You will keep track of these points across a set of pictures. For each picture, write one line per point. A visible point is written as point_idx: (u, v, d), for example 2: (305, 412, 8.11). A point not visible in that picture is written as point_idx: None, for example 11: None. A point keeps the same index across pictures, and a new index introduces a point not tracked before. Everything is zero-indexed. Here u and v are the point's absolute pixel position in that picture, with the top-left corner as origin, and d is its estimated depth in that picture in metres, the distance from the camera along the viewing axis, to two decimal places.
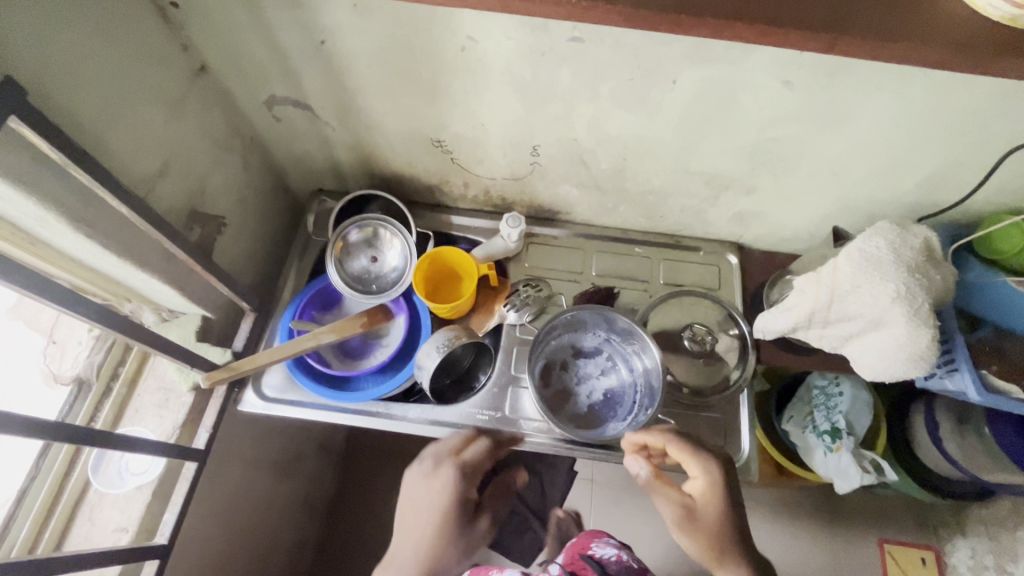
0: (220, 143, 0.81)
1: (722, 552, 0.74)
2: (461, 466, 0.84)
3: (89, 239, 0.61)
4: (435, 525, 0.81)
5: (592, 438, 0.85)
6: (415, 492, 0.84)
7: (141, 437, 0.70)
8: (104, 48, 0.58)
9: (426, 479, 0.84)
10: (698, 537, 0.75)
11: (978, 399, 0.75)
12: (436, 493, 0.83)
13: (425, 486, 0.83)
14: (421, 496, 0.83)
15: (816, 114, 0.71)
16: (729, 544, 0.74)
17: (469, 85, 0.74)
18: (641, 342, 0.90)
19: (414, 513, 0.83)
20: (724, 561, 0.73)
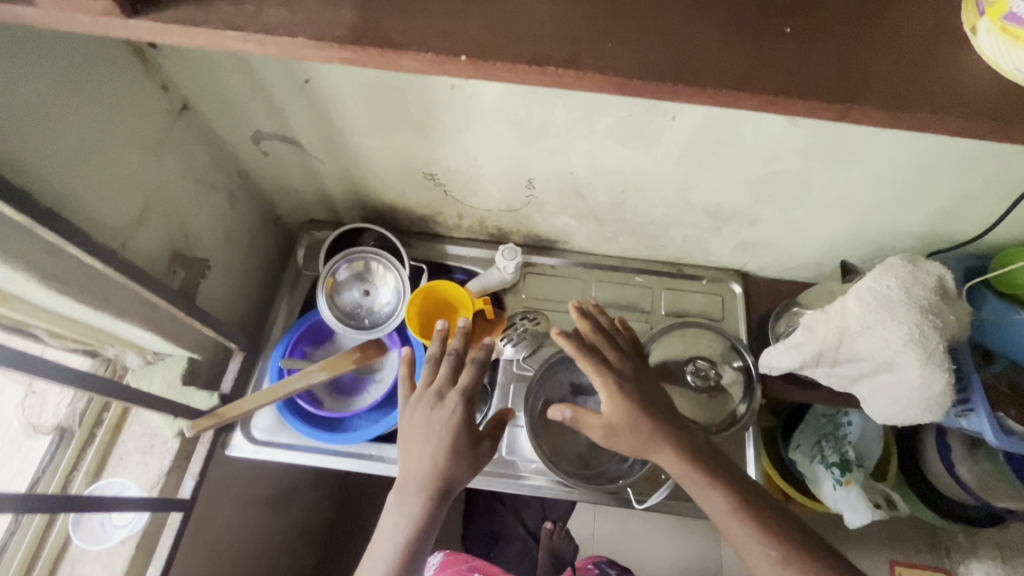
0: (203, 182, 0.78)
1: (657, 447, 0.65)
2: (464, 393, 0.70)
3: (62, 295, 0.58)
4: (447, 437, 0.66)
5: (594, 486, 0.83)
6: (409, 430, 0.68)
7: (112, 500, 0.68)
8: (76, 98, 0.55)
9: (430, 409, 0.69)
10: (616, 437, 0.66)
11: (997, 444, 0.71)
12: (437, 444, 0.66)
13: (420, 442, 0.66)
14: (418, 446, 0.67)
15: (823, 149, 0.68)
16: (687, 468, 0.63)
17: (460, 121, 0.72)
18: None
19: (411, 445, 0.67)
20: (662, 452, 0.64)
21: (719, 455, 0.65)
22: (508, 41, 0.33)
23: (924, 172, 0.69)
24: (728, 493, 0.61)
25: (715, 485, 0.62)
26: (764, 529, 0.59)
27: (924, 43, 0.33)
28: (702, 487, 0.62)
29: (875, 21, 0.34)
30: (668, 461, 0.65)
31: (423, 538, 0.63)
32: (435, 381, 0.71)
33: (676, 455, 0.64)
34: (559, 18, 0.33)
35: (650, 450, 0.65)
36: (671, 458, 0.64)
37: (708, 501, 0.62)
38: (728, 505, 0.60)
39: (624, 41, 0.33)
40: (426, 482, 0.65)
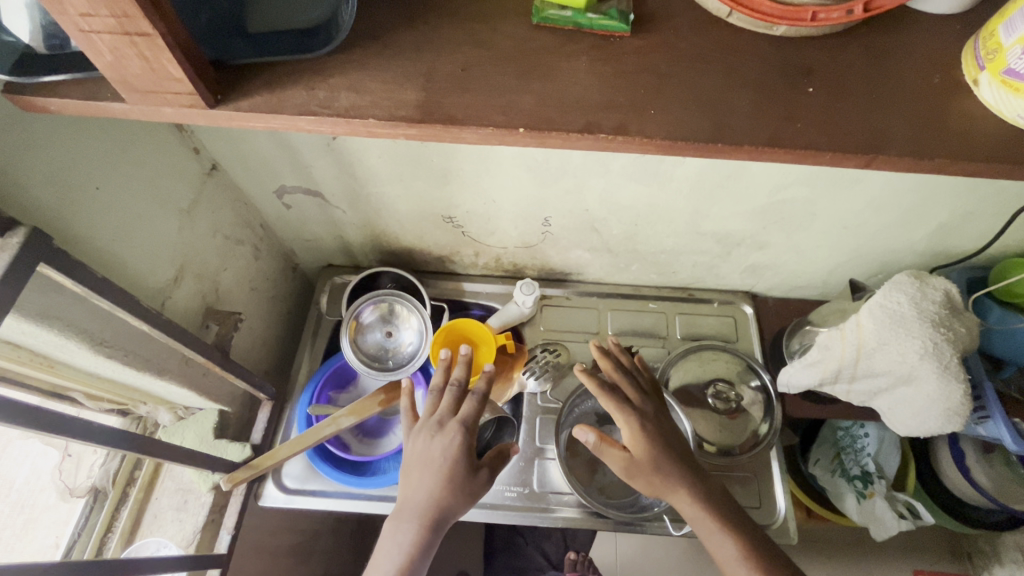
0: (232, 237, 0.80)
1: (672, 490, 0.66)
2: (465, 423, 0.68)
3: (109, 358, 0.60)
4: (445, 467, 0.64)
5: (633, 515, 0.83)
6: (409, 458, 0.66)
7: (157, 557, 0.68)
8: (123, 171, 0.58)
9: (431, 438, 0.66)
10: (634, 476, 0.67)
11: (1017, 450, 0.73)
12: (436, 472, 0.64)
13: (418, 471, 0.64)
14: (416, 474, 0.64)
15: (826, 178, 0.72)
16: (701, 514, 0.65)
17: (479, 169, 0.75)
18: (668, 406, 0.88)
19: (410, 475, 0.65)
20: (678, 492, 0.66)
21: (730, 501, 0.67)
22: (559, 113, 0.36)
23: (923, 195, 0.73)
24: (736, 538, 0.63)
25: (726, 529, 0.64)
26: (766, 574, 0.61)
27: (929, 96, 0.37)
28: (711, 532, 0.64)
29: (882, 80, 0.38)
30: (680, 506, 0.66)
31: (417, 569, 0.60)
32: (438, 410, 0.69)
33: (689, 496, 0.66)
34: (602, 90, 0.37)
35: (666, 490, 0.66)
36: (684, 502, 0.66)
37: (720, 546, 0.64)
38: (735, 550, 0.63)
39: (664, 108, 0.36)
40: (422, 511, 0.62)
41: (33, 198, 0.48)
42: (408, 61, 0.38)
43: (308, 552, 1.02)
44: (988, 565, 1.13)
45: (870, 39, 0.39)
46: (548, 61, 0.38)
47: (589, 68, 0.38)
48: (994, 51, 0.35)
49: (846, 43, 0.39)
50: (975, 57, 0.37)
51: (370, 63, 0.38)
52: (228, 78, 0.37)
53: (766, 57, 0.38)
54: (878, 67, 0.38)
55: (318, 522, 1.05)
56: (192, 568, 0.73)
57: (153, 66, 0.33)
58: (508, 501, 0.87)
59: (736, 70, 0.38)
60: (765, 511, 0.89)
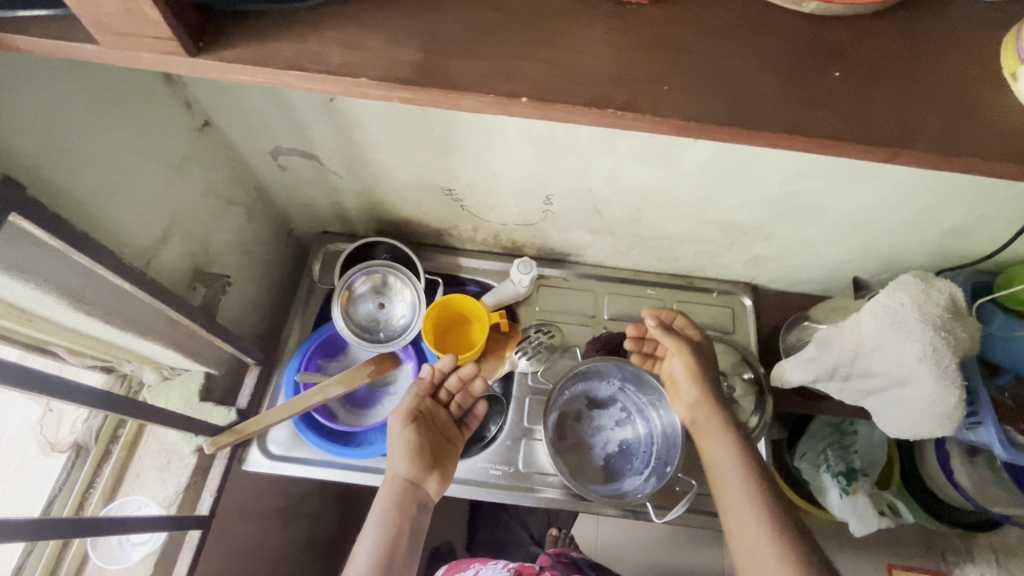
0: (224, 197, 0.78)
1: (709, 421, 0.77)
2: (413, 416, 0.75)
3: (89, 316, 0.58)
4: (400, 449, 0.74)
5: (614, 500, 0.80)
6: (391, 442, 0.74)
7: (135, 516, 0.67)
8: (108, 124, 0.55)
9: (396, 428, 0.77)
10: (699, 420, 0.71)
11: (1006, 458, 0.72)
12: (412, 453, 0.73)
13: (397, 452, 0.73)
14: (395, 455, 0.74)
15: (841, 171, 0.69)
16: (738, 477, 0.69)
17: (483, 140, 0.72)
18: (657, 393, 0.87)
19: (393, 454, 0.73)
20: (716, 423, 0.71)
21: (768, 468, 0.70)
22: (567, 83, 0.33)
23: (938, 195, 0.71)
24: (756, 497, 0.66)
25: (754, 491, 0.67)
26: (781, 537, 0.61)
27: (963, 88, 0.35)
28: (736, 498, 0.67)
29: (919, 71, 0.35)
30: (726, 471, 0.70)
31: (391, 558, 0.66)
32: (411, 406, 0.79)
33: (735, 457, 0.71)
34: (616, 61, 0.34)
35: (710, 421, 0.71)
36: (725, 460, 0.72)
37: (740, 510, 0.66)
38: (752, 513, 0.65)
39: (681, 86, 0.34)
40: (399, 491, 0.71)
41: (13, 144, 0.45)
42: (408, 17, 0.35)
43: (292, 516, 1.03)
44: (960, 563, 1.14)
45: (907, 23, 0.37)
46: (559, 27, 0.35)
47: (604, 36, 0.35)
48: None
49: (883, 27, 0.36)
50: (1018, 50, 0.34)
51: (368, 17, 0.35)
52: (211, 25, 0.34)
53: (795, 36, 0.36)
54: (913, 54, 0.36)
55: (305, 488, 1.06)
56: (171, 529, 0.72)
57: (126, 5, 0.30)
58: (492, 479, 0.87)
59: (761, 48, 0.35)
60: None
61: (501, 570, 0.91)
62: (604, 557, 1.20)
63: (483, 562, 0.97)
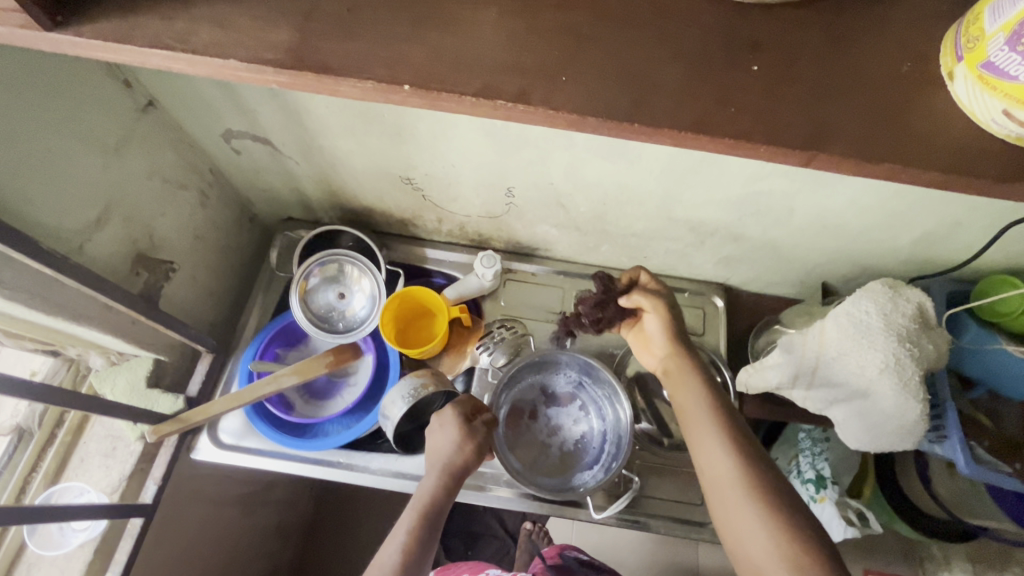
0: (172, 180, 0.76)
1: (683, 397, 0.65)
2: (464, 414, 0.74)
3: (9, 300, 0.56)
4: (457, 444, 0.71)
5: (559, 495, 0.79)
6: (441, 434, 0.72)
7: (69, 504, 0.66)
8: (26, 103, 0.53)
9: (444, 420, 0.73)
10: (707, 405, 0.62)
11: (967, 472, 0.69)
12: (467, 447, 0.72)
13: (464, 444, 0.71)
14: (447, 447, 0.71)
15: (806, 171, 0.66)
16: (729, 466, 0.57)
17: (435, 128, 0.69)
18: (612, 388, 0.86)
19: (442, 446, 0.71)
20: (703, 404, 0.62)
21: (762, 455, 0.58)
22: (453, 70, 0.31)
23: (909, 199, 0.68)
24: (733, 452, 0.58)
25: (750, 486, 0.55)
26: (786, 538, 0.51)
27: (895, 88, 0.32)
28: (721, 468, 0.57)
29: (846, 65, 0.32)
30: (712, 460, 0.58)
31: (427, 544, 0.64)
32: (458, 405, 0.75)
33: (717, 439, 0.59)
34: (509, 47, 0.31)
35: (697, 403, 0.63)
36: (710, 445, 0.59)
37: (734, 505, 0.55)
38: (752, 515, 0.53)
39: (578, 76, 0.31)
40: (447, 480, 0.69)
41: None
42: None
43: (253, 504, 1.02)
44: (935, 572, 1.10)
45: (839, 12, 0.33)
46: (453, 9, 0.32)
47: (500, 19, 0.32)
48: (974, 39, 0.29)
49: (812, 16, 0.33)
50: (956, 45, 0.31)
51: None
52: None
53: (713, 25, 0.33)
54: (844, 48, 0.32)
55: (272, 476, 1.06)
56: (111, 517, 0.71)
57: None
58: None
59: (673, 37, 0.32)
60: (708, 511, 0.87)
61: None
62: None
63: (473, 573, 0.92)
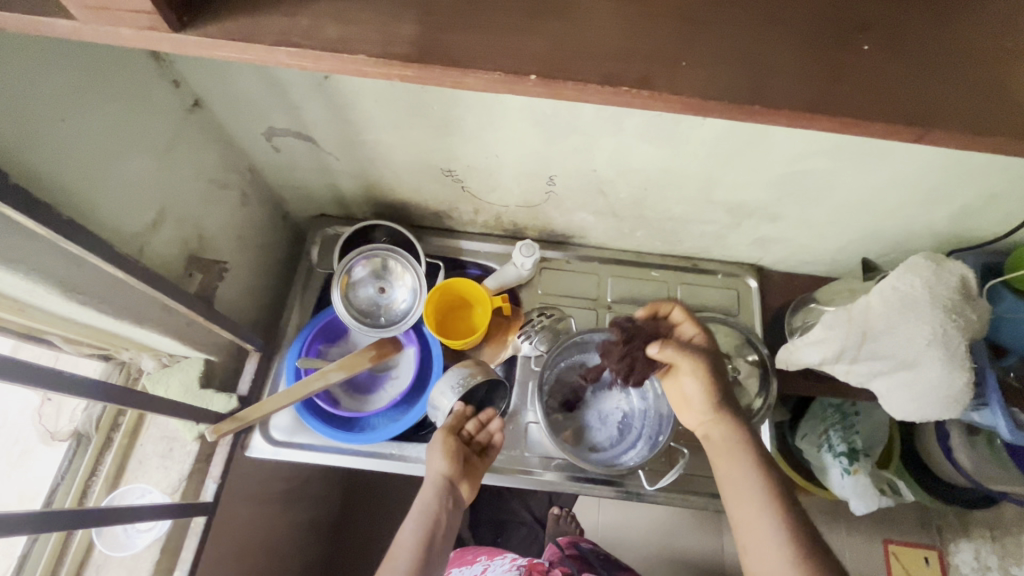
0: (217, 180, 0.76)
1: (722, 456, 0.67)
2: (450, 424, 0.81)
3: (82, 305, 0.57)
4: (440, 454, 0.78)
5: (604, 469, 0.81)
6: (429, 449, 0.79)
7: (138, 505, 0.67)
8: (93, 107, 0.53)
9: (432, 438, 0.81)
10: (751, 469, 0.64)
11: (1011, 439, 0.72)
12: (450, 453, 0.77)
13: (439, 452, 0.77)
14: (433, 459, 0.78)
15: (852, 149, 0.67)
16: (757, 484, 0.63)
17: (483, 119, 0.70)
18: None
19: (431, 459, 0.78)
20: (743, 465, 0.65)
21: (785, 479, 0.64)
22: (573, 59, 0.32)
23: (951, 174, 0.69)
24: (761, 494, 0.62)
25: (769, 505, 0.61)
26: (797, 549, 0.57)
27: (997, 65, 0.33)
28: (752, 513, 0.61)
29: (943, 42, 0.33)
30: (744, 478, 0.64)
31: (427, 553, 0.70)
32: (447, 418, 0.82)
33: (745, 480, 0.64)
34: (625, 35, 0.33)
35: (736, 460, 0.66)
36: (743, 467, 0.65)
37: (753, 540, 0.60)
38: (770, 521, 0.60)
39: (697, 62, 0.32)
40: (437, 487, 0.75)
41: None
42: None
43: (296, 499, 1.03)
44: (956, 538, 1.12)
45: None
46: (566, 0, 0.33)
47: (613, 10, 0.33)
48: None
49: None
50: None
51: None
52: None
53: (817, 8, 0.34)
54: (943, 27, 0.34)
55: (313, 471, 1.07)
56: (176, 516, 0.73)
57: None
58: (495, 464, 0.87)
59: (780, 22, 0.34)
60: None
61: (511, 568, 0.92)
62: (607, 536, 1.21)
63: (490, 556, 0.97)
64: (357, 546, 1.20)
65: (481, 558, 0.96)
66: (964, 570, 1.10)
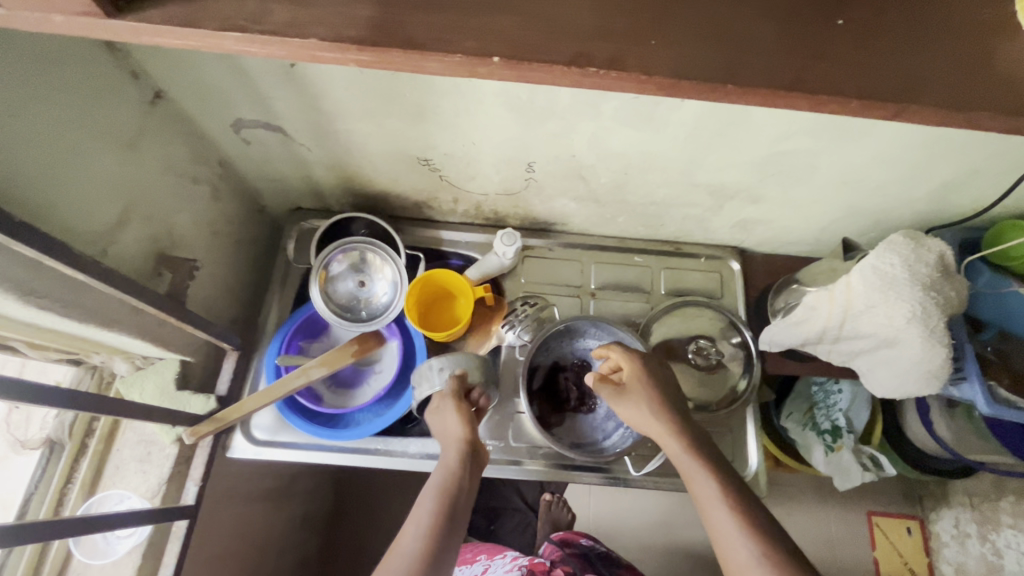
0: (184, 175, 0.73)
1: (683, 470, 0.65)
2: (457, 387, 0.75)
3: (43, 310, 0.55)
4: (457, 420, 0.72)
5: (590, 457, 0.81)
6: (441, 412, 0.73)
7: (115, 513, 0.65)
8: (42, 102, 0.50)
9: (437, 404, 0.75)
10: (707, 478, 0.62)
11: (987, 412, 0.73)
12: (467, 416, 0.72)
13: (455, 415, 0.72)
14: (449, 424, 0.72)
15: (833, 128, 0.66)
16: (712, 488, 0.61)
17: (459, 105, 0.68)
18: (638, 351, 0.87)
19: (446, 425, 0.72)
20: (697, 473, 0.63)
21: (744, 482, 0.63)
22: (543, 39, 0.31)
23: (929, 151, 0.69)
24: (721, 492, 0.60)
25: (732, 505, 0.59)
26: (766, 550, 0.55)
27: (970, 40, 0.32)
28: (719, 518, 0.59)
29: (916, 15, 0.33)
30: (698, 486, 0.62)
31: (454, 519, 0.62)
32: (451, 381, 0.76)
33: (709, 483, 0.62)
34: (594, 12, 0.32)
35: (689, 471, 0.64)
36: (696, 473, 0.63)
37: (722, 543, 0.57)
38: (733, 525, 0.57)
39: (671, 40, 0.32)
40: (459, 452, 0.69)
41: None
42: None
43: (284, 496, 1.02)
44: (936, 507, 1.15)
45: None
46: None
47: None
48: None
49: None
50: None
51: None
52: None
53: None
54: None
55: (299, 467, 1.05)
56: (156, 522, 0.71)
57: None
58: (483, 454, 0.87)
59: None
60: (737, 466, 0.90)
61: (511, 568, 0.92)
62: (598, 520, 1.22)
63: (489, 555, 0.97)
64: (348, 539, 1.20)
65: (481, 561, 0.96)
66: (944, 538, 1.13)
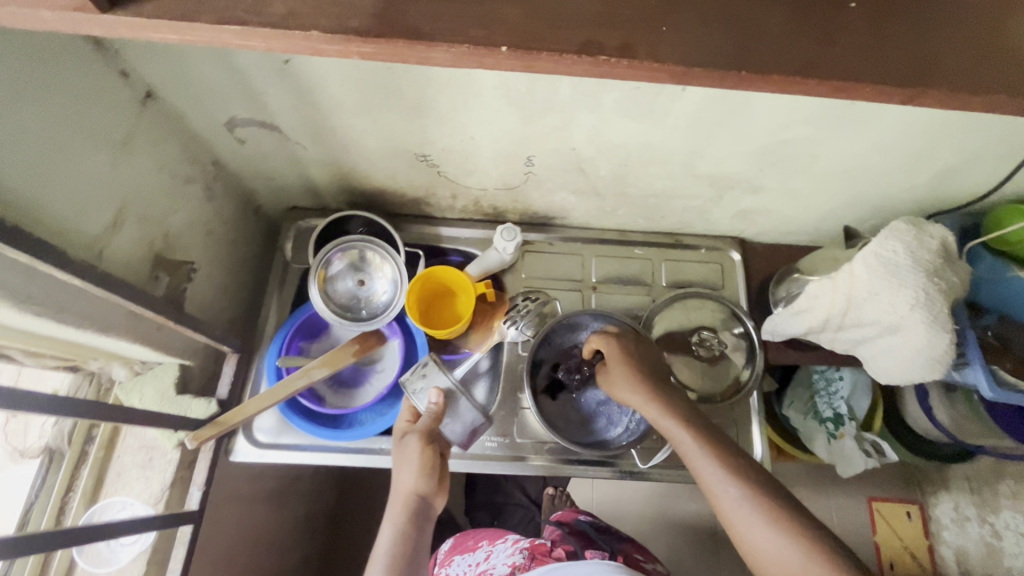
0: (178, 176, 0.72)
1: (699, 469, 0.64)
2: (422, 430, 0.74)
3: (39, 317, 0.54)
4: (414, 469, 0.71)
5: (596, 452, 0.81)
6: (400, 456, 0.73)
7: (120, 520, 0.64)
8: (31, 104, 0.49)
9: (400, 448, 0.74)
10: (729, 481, 0.61)
11: (991, 396, 0.73)
12: (424, 466, 0.71)
13: (410, 465, 0.71)
14: (406, 470, 0.72)
15: (833, 115, 0.66)
16: (740, 493, 0.60)
17: (458, 100, 0.67)
18: None
19: (402, 470, 0.71)
20: (716, 475, 0.62)
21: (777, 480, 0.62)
22: (550, 28, 0.31)
23: (932, 137, 0.69)
24: (758, 500, 0.59)
25: (773, 517, 0.57)
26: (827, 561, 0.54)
27: (980, 24, 0.32)
28: (760, 527, 0.57)
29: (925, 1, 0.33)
30: (723, 493, 0.61)
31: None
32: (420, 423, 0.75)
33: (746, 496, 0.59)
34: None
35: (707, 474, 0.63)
36: (717, 479, 0.62)
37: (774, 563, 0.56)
38: (784, 540, 0.56)
39: (680, 27, 0.31)
40: (410, 504, 0.69)
41: None
42: None
43: (287, 497, 1.02)
44: (936, 491, 1.16)
45: None
46: None
47: None
48: None
49: None
50: None
51: None
52: None
53: None
54: None
55: (302, 468, 1.05)
56: (162, 527, 0.70)
57: None
58: (489, 451, 0.86)
59: None
60: (742, 456, 0.90)
61: (513, 551, 0.87)
62: (601, 512, 1.22)
63: (491, 540, 0.93)
64: (352, 538, 1.19)
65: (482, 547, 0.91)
66: (944, 522, 1.14)
